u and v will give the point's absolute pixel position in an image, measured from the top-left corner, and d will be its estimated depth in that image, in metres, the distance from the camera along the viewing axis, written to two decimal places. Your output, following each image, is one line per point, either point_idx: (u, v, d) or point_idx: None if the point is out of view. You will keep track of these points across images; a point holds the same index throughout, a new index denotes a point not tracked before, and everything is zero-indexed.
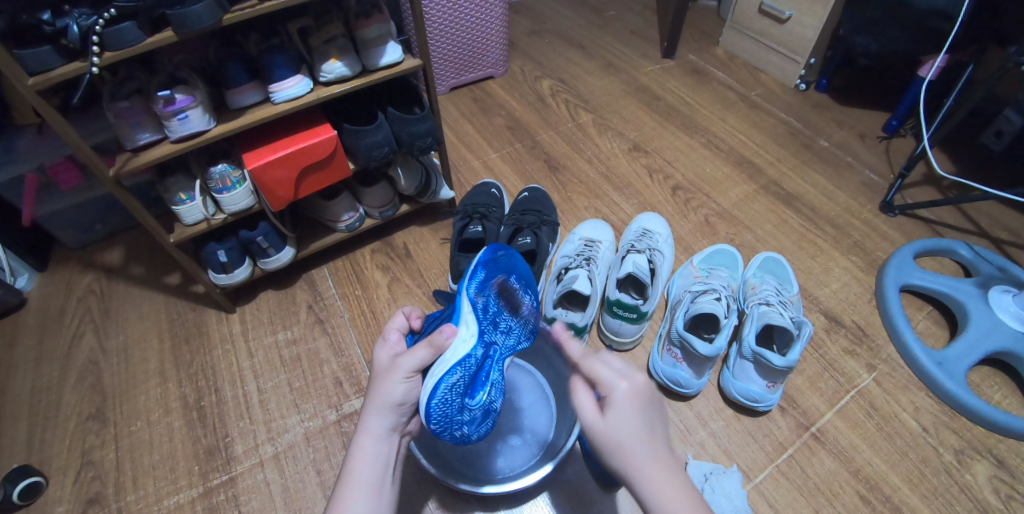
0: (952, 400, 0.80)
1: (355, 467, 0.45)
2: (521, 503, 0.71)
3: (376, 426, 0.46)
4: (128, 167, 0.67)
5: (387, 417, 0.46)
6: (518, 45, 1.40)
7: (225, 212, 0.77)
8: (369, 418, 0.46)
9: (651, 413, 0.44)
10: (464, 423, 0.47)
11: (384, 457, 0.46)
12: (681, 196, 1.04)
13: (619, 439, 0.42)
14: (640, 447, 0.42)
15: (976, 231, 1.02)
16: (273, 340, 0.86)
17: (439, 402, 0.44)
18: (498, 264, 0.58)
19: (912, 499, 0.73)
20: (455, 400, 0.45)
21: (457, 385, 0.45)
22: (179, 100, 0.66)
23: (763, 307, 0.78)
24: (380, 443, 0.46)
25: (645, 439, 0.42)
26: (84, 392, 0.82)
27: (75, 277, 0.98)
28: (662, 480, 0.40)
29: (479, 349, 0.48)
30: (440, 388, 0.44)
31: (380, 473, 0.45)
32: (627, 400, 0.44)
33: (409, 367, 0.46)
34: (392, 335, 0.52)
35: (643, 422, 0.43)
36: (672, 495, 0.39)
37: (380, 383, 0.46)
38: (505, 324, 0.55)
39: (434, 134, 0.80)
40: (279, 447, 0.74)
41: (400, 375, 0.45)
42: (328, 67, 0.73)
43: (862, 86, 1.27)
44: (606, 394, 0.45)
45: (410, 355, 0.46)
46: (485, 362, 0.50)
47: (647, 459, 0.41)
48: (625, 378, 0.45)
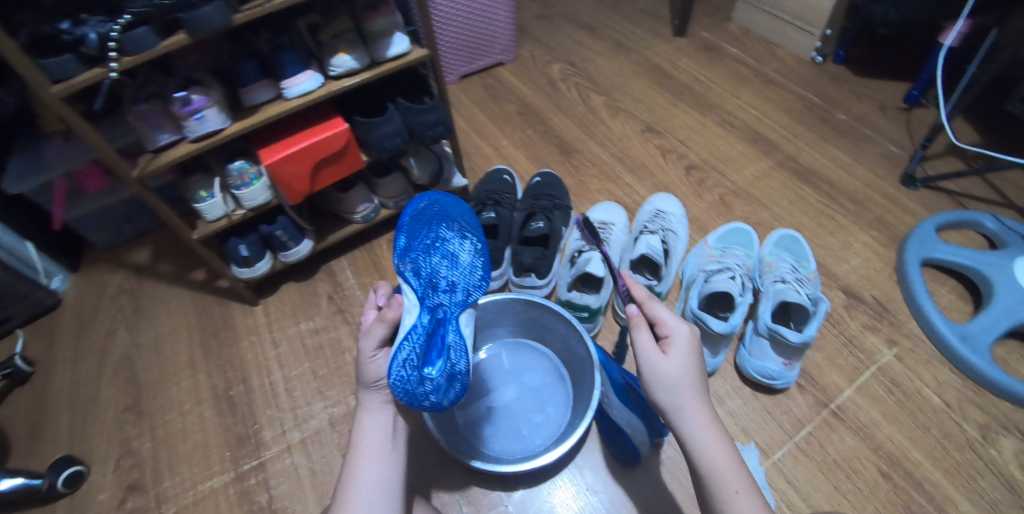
0: (976, 375, 0.79)
1: (360, 439, 0.50)
2: (542, 482, 0.72)
3: (370, 400, 0.52)
4: (150, 168, 0.70)
5: (374, 392, 0.51)
6: (527, 29, 1.39)
7: (244, 208, 0.79)
8: (364, 395, 0.52)
9: (698, 358, 0.49)
10: (428, 393, 0.43)
11: (383, 427, 0.51)
12: (696, 175, 1.03)
13: (678, 377, 0.46)
14: (692, 385, 0.46)
15: (1003, 202, 0.99)
16: (297, 330, 0.88)
17: (398, 379, 0.43)
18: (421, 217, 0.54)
19: (934, 475, 0.73)
20: (413, 374, 0.43)
21: (411, 357, 0.44)
22: (195, 100, 0.67)
23: (779, 285, 0.77)
24: (376, 415, 0.51)
25: (696, 381, 0.47)
26: (120, 385, 0.86)
27: (106, 276, 1.02)
28: (706, 420, 0.45)
29: (425, 316, 0.47)
30: (393, 365, 0.44)
31: (382, 442, 0.50)
32: (687, 343, 0.48)
33: (370, 344, 0.50)
34: (370, 322, 0.57)
35: (695, 364, 0.48)
36: (712, 431, 0.45)
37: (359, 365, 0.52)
38: (448, 281, 0.49)
39: (445, 123, 0.81)
40: (305, 433, 0.77)
41: (368, 354, 0.50)
42: (337, 61, 0.73)
43: (883, 56, 1.23)
44: (674, 332, 0.48)
45: (369, 335, 0.50)
46: (439, 328, 0.47)
47: (697, 399, 0.46)
48: (686, 324, 0.49)
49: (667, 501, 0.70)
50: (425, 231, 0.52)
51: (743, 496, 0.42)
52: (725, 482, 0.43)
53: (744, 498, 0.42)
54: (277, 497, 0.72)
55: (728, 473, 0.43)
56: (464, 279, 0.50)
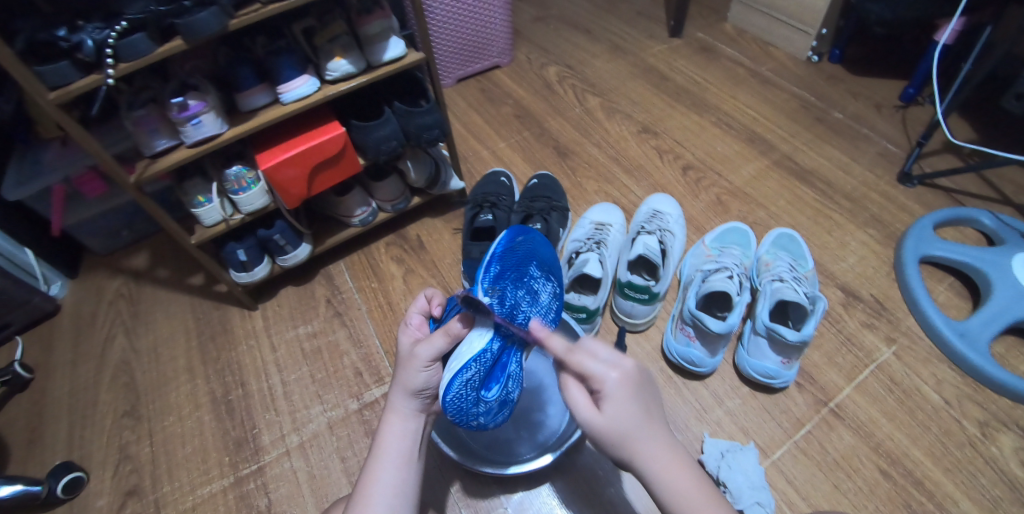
0: (975, 372, 0.79)
1: (384, 442, 0.49)
2: (541, 484, 0.72)
3: (402, 406, 0.50)
4: (147, 173, 0.70)
5: (412, 400, 0.49)
6: (524, 32, 1.40)
7: (242, 213, 0.79)
8: (395, 400, 0.50)
9: (643, 394, 0.44)
10: (479, 414, 0.47)
11: (412, 433, 0.50)
12: (693, 175, 1.03)
13: (621, 431, 0.42)
14: (640, 431, 0.42)
15: (1000, 199, 1.00)
16: (295, 334, 0.88)
17: (457, 397, 0.45)
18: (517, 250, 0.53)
19: (934, 473, 0.73)
20: (471, 395, 0.45)
21: (473, 380, 0.45)
22: (192, 106, 0.67)
23: (777, 283, 0.77)
24: (406, 421, 0.50)
25: (643, 425, 0.43)
26: (119, 391, 0.86)
27: (104, 282, 1.02)
28: (664, 462, 0.42)
29: (495, 343, 0.45)
30: (455, 384, 0.44)
31: (409, 448, 0.50)
32: (621, 390, 0.42)
33: (427, 356, 0.47)
34: (412, 321, 0.54)
35: (639, 406, 0.43)
36: (672, 471, 0.42)
37: (401, 370, 0.48)
38: (525, 315, 0.49)
39: (441, 125, 0.81)
40: (303, 437, 0.77)
41: (421, 364, 0.47)
42: (333, 65, 0.73)
43: (878, 55, 1.23)
44: (604, 387, 0.43)
45: (428, 344, 0.47)
46: (503, 355, 0.48)
47: (648, 445, 0.42)
48: (615, 368, 0.43)
49: None
50: (517, 260, 0.51)
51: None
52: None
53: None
54: (276, 501, 0.72)
55: (698, 509, 0.41)
56: (539, 317, 0.52)
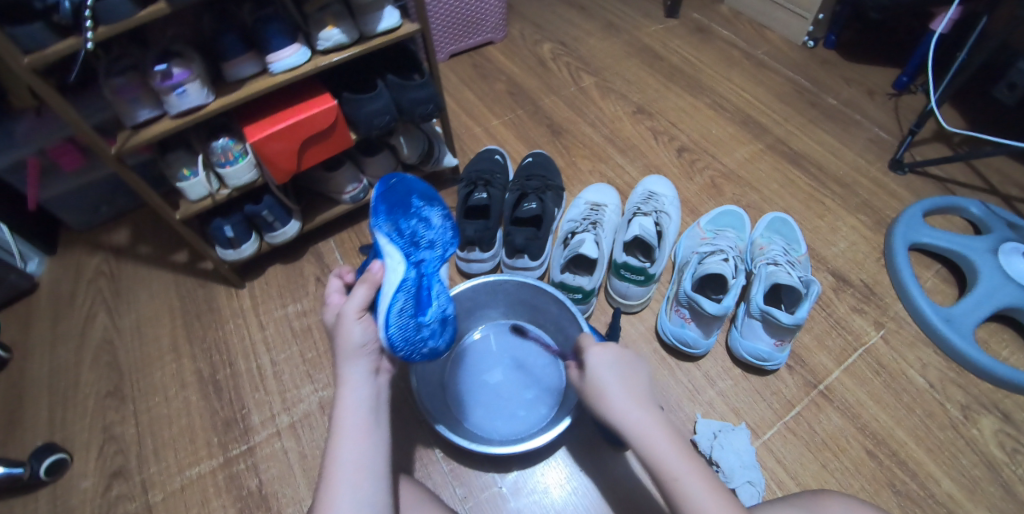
0: (959, 356, 0.81)
1: (342, 417, 0.45)
2: (534, 464, 0.72)
3: (352, 373, 0.46)
4: (129, 144, 0.67)
5: (360, 362, 0.46)
6: (517, 8, 1.36)
7: (229, 187, 0.77)
8: (344, 368, 0.46)
9: (625, 364, 0.50)
10: (427, 338, 0.49)
11: (369, 399, 0.46)
12: (687, 157, 1.03)
13: (600, 389, 0.48)
14: (617, 391, 0.47)
15: (986, 188, 1.01)
16: (284, 313, 0.86)
17: (398, 330, 0.46)
18: (396, 189, 0.58)
19: (916, 453, 0.75)
20: (410, 323, 0.47)
21: (406, 307, 0.47)
22: (176, 74, 0.65)
23: (771, 266, 0.78)
24: (360, 387, 0.46)
25: (619, 385, 0.48)
26: (101, 370, 0.84)
27: (84, 259, 0.98)
28: (638, 419, 0.45)
29: (412, 270, 0.49)
30: (392, 316, 0.46)
31: (368, 416, 0.45)
32: (604, 356, 0.50)
33: (354, 306, 0.46)
34: (334, 297, 0.52)
35: (620, 372, 0.49)
36: (647, 429, 0.45)
37: (338, 333, 0.47)
38: (426, 238, 0.54)
39: (435, 101, 0.79)
40: (294, 417, 0.76)
41: (351, 316, 0.46)
42: (325, 35, 0.71)
43: (873, 41, 1.23)
44: (595, 355, 0.50)
45: (350, 298, 0.47)
46: (423, 280, 0.50)
47: (626, 399, 0.46)
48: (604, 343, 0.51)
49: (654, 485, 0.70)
50: (396, 199, 0.55)
51: (684, 481, 0.43)
52: (666, 469, 0.44)
53: (686, 483, 0.43)
54: (267, 481, 0.71)
55: (670, 462, 0.44)
56: (440, 239, 0.56)
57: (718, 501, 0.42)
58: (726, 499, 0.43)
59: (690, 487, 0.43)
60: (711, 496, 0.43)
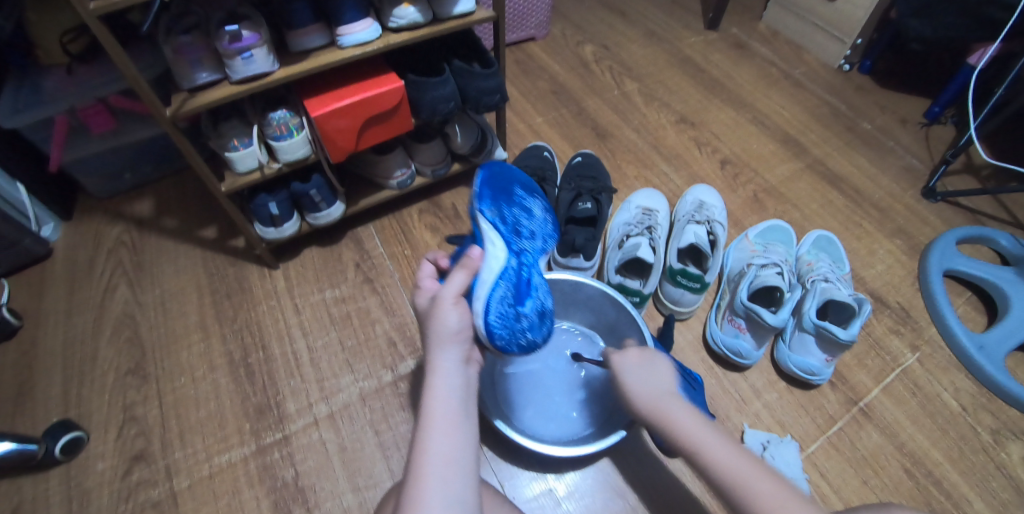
0: (992, 383, 0.83)
1: (433, 407, 0.45)
2: (586, 467, 0.70)
3: (443, 360, 0.47)
4: (185, 107, 0.64)
5: (453, 348, 0.47)
6: (558, 7, 1.34)
7: (279, 162, 0.74)
8: (435, 356, 0.47)
9: (652, 365, 0.51)
10: (525, 329, 0.52)
11: (458, 389, 0.46)
12: (731, 170, 1.02)
13: (633, 394, 0.49)
14: (646, 393, 0.48)
15: (1012, 222, 1.04)
16: (321, 298, 0.82)
17: (498, 316, 0.49)
18: (498, 180, 0.63)
19: (952, 475, 0.76)
20: (510, 310, 0.50)
21: (507, 296, 0.50)
22: (245, 37, 0.63)
23: (823, 283, 0.78)
24: (451, 377, 0.46)
25: (636, 386, 0.49)
26: (122, 347, 0.79)
27: (103, 228, 0.93)
28: (656, 409, 0.47)
29: (512, 259, 0.53)
30: (493, 302, 0.49)
31: (457, 409, 0.45)
32: (631, 361, 0.52)
33: (454, 291, 0.48)
34: (425, 279, 0.53)
35: (648, 374, 0.50)
36: (677, 421, 0.45)
37: (433, 318, 0.48)
38: (525, 234, 0.58)
39: (502, 91, 0.77)
40: (333, 407, 0.73)
41: (448, 301, 0.47)
42: (401, 12, 0.68)
43: (906, 70, 1.26)
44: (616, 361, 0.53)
45: (449, 283, 0.49)
46: (522, 272, 0.54)
47: (644, 395, 0.48)
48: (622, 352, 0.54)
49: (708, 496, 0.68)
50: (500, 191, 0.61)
51: (708, 459, 0.42)
52: (693, 451, 0.43)
53: (711, 459, 0.42)
54: (304, 473, 0.68)
55: (692, 443, 0.43)
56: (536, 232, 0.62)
57: (744, 467, 0.40)
58: (751, 463, 0.40)
59: (715, 462, 0.41)
60: (737, 463, 0.40)
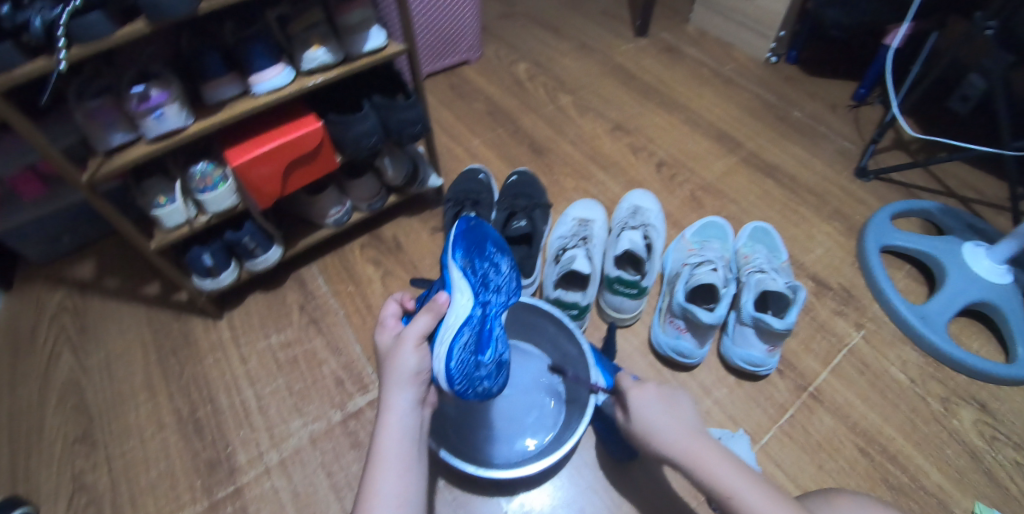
0: (936, 352, 0.85)
1: (384, 444, 0.47)
2: (539, 486, 0.70)
3: (398, 401, 0.48)
4: (102, 171, 0.63)
5: (409, 390, 0.48)
6: (491, 29, 1.37)
7: (208, 214, 0.73)
8: (391, 395, 0.48)
9: (674, 402, 0.53)
10: (483, 378, 0.52)
11: (411, 430, 0.48)
12: (667, 172, 1.05)
13: (651, 430, 0.51)
14: (666, 426, 0.50)
15: (945, 191, 1.07)
16: (267, 344, 0.82)
17: (458, 362, 0.47)
18: (474, 234, 0.57)
19: (906, 448, 0.77)
20: (470, 359, 0.49)
21: (468, 344, 0.49)
22: (154, 96, 0.62)
23: (759, 274, 0.80)
24: (405, 417, 0.48)
25: (666, 420, 0.51)
26: (68, 414, 0.78)
27: (44, 295, 0.91)
28: (687, 447, 0.48)
29: (477, 308, 0.51)
30: (455, 350, 0.47)
31: (409, 449, 0.47)
32: (649, 395, 0.54)
33: (417, 334, 0.48)
34: (389, 321, 0.55)
35: (669, 409, 0.52)
36: (701, 455, 0.47)
37: (392, 358, 0.49)
38: (494, 283, 0.57)
39: (423, 121, 0.79)
40: (284, 453, 0.72)
41: (411, 344, 0.48)
42: (310, 55, 0.69)
43: (830, 58, 1.31)
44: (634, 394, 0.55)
45: (412, 324, 0.49)
46: (486, 321, 0.53)
47: (673, 426, 0.50)
48: (644, 384, 0.56)
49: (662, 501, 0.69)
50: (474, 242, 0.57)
51: (738, 497, 0.44)
52: (719, 489, 0.45)
53: (740, 498, 0.43)
54: None
55: (721, 481, 0.45)
56: (505, 286, 0.59)
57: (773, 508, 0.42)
58: (782, 503, 0.43)
59: (750, 501, 0.43)
60: (766, 505, 0.42)
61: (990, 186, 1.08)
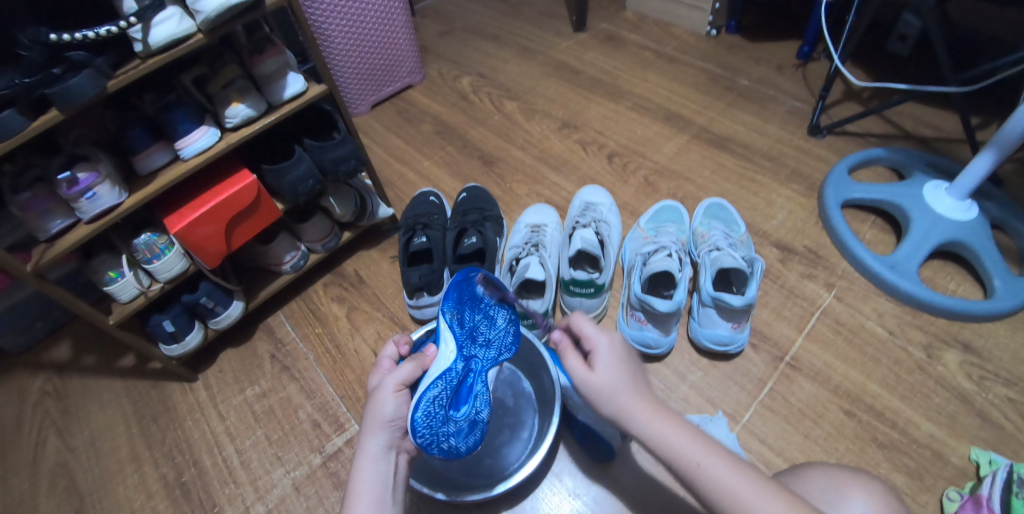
0: (910, 300, 0.84)
1: (357, 489, 0.48)
2: (524, 499, 0.71)
3: (372, 445, 0.49)
4: (46, 259, 0.63)
5: (382, 434, 0.50)
6: (432, 48, 1.38)
7: (161, 281, 0.74)
8: (366, 439, 0.50)
9: (630, 362, 0.50)
10: (450, 434, 0.47)
11: (385, 475, 0.49)
12: (619, 161, 1.05)
13: (612, 389, 0.48)
14: (626, 389, 0.48)
15: (902, 134, 1.06)
16: (243, 398, 0.83)
17: (424, 415, 0.46)
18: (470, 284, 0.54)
19: (892, 402, 0.76)
20: (439, 413, 0.47)
21: (440, 398, 0.47)
22: (82, 179, 0.63)
23: (715, 252, 0.79)
24: (378, 461, 0.49)
25: (630, 381, 0.48)
26: (59, 497, 0.78)
27: (25, 382, 0.92)
28: (653, 411, 0.46)
29: (459, 363, 0.49)
30: (423, 402, 0.46)
31: (380, 494, 0.48)
32: (610, 352, 0.50)
33: (396, 380, 0.50)
34: (383, 363, 0.59)
35: (627, 369, 0.49)
36: (662, 422, 0.45)
37: (372, 401, 0.51)
38: (484, 336, 0.54)
39: (357, 155, 0.79)
40: (270, 505, 0.73)
41: (390, 390, 0.50)
42: (231, 111, 0.70)
43: (771, 20, 1.30)
44: (593, 347, 0.51)
45: (395, 370, 0.51)
46: (468, 375, 0.51)
47: (633, 389, 0.47)
48: (605, 334, 0.51)
49: (649, 489, 0.70)
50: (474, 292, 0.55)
51: (707, 466, 0.42)
52: (686, 458, 0.43)
53: (709, 467, 0.42)
54: None
55: (688, 449, 0.43)
56: (498, 341, 0.55)
57: (743, 479, 0.41)
58: (751, 473, 0.42)
59: (712, 470, 0.42)
60: (735, 476, 0.41)
61: (947, 122, 1.07)
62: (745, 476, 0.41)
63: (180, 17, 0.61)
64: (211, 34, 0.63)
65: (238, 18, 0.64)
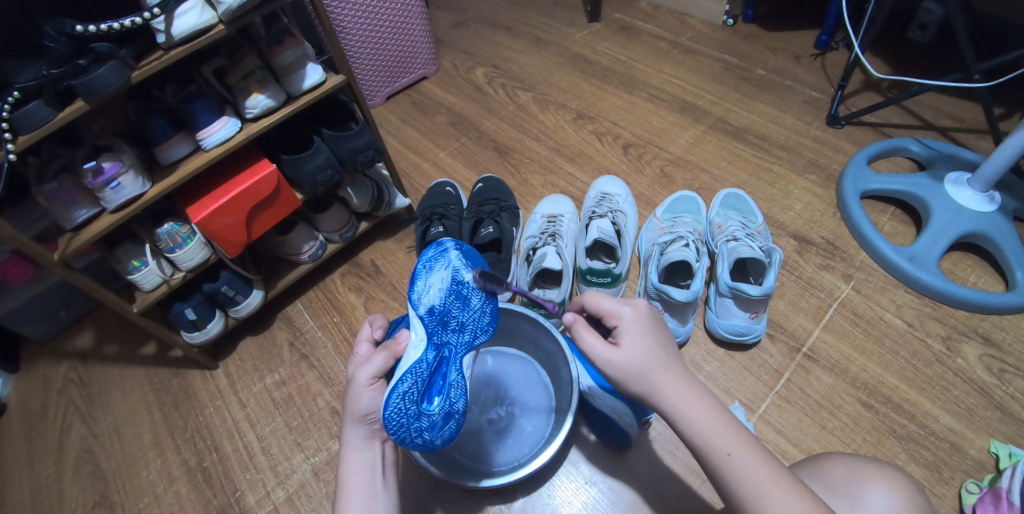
0: (930, 292, 0.83)
1: (348, 480, 0.49)
2: (540, 486, 0.72)
3: (355, 437, 0.50)
4: (71, 247, 0.64)
5: (361, 427, 0.50)
6: (445, 39, 1.38)
7: (183, 270, 0.75)
8: (348, 431, 0.50)
9: (658, 334, 0.48)
10: (422, 429, 0.45)
11: (371, 463, 0.50)
12: (634, 151, 1.05)
13: (639, 367, 0.46)
14: (655, 369, 0.46)
15: (922, 124, 1.05)
16: (262, 385, 0.85)
17: (393, 411, 0.44)
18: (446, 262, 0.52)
19: (911, 395, 0.76)
20: (410, 408, 0.45)
21: (411, 392, 0.45)
22: (107, 168, 0.63)
23: (732, 243, 0.79)
24: (361, 451, 0.50)
25: (660, 358, 0.46)
26: (85, 482, 0.80)
27: (49, 371, 0.94)
28: (684, 394, 0.45)
29: (430, 353, 0.47)
30: (392, 398, 0.44)
31: (370, 479, 0.49)
32: (637, 325, 0.47)
33: (368, 374, 0.48)
34: (361, 348, 0.57)
35: (655, 343, 0.47)
36: (692, 406, 0.44)
37: (348, 396, 0.50)
38: (457, 320, 0.50)
39: (375, 145, 0.79)
40: (290, 490, 0.74)
41: (363, 384, 0.48)
42: (251, 102, 0.71)
43: (789, 9, 1.28)
44: (616, 319, 0.48)
45: (366, 363, 0.49)
46: (440, 364, 0.48)
47: (662, 368, 0.46)
48: (629, 305, 0.48)
49: (666, 478, 0.70)
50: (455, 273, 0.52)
51: (737, 458, 0.42)
52: (717, 448, 0.43)
53: (739, 460, 0.42)
54: None
55: (719, 439, 0.43)
56: (472, 322, 0.51)
57: (772, 475, 0.41)
58: (778, 465, 0.42)
59: (744, 461, 0.42)
60: (763, 468, 0.42)
61: (968, 112, 1.05)
62: (772, 467, 0.42)
63: (201, 8, 0.60)
64: (232, 25, 0.63)
65: (257, 9, 0.64)
